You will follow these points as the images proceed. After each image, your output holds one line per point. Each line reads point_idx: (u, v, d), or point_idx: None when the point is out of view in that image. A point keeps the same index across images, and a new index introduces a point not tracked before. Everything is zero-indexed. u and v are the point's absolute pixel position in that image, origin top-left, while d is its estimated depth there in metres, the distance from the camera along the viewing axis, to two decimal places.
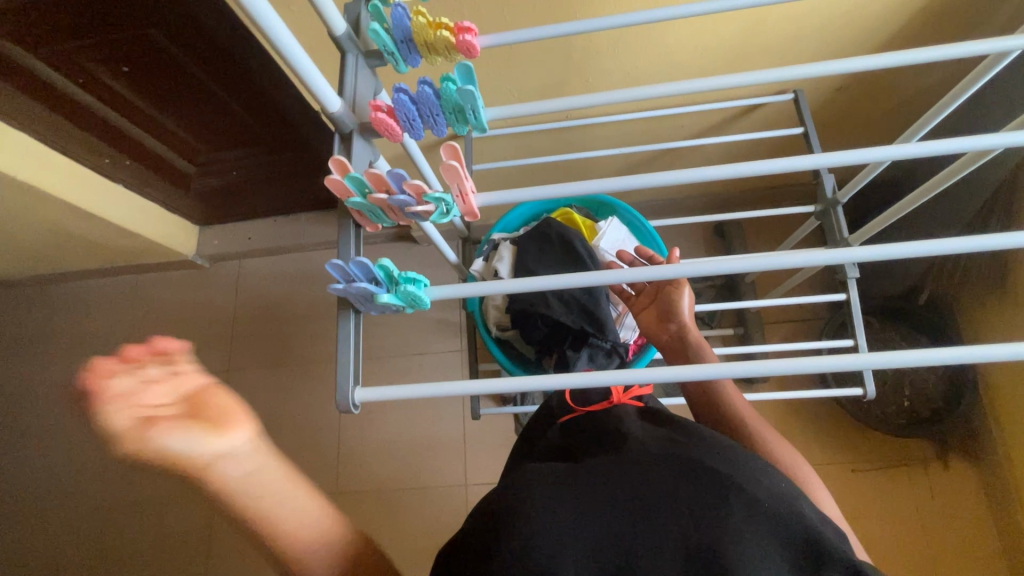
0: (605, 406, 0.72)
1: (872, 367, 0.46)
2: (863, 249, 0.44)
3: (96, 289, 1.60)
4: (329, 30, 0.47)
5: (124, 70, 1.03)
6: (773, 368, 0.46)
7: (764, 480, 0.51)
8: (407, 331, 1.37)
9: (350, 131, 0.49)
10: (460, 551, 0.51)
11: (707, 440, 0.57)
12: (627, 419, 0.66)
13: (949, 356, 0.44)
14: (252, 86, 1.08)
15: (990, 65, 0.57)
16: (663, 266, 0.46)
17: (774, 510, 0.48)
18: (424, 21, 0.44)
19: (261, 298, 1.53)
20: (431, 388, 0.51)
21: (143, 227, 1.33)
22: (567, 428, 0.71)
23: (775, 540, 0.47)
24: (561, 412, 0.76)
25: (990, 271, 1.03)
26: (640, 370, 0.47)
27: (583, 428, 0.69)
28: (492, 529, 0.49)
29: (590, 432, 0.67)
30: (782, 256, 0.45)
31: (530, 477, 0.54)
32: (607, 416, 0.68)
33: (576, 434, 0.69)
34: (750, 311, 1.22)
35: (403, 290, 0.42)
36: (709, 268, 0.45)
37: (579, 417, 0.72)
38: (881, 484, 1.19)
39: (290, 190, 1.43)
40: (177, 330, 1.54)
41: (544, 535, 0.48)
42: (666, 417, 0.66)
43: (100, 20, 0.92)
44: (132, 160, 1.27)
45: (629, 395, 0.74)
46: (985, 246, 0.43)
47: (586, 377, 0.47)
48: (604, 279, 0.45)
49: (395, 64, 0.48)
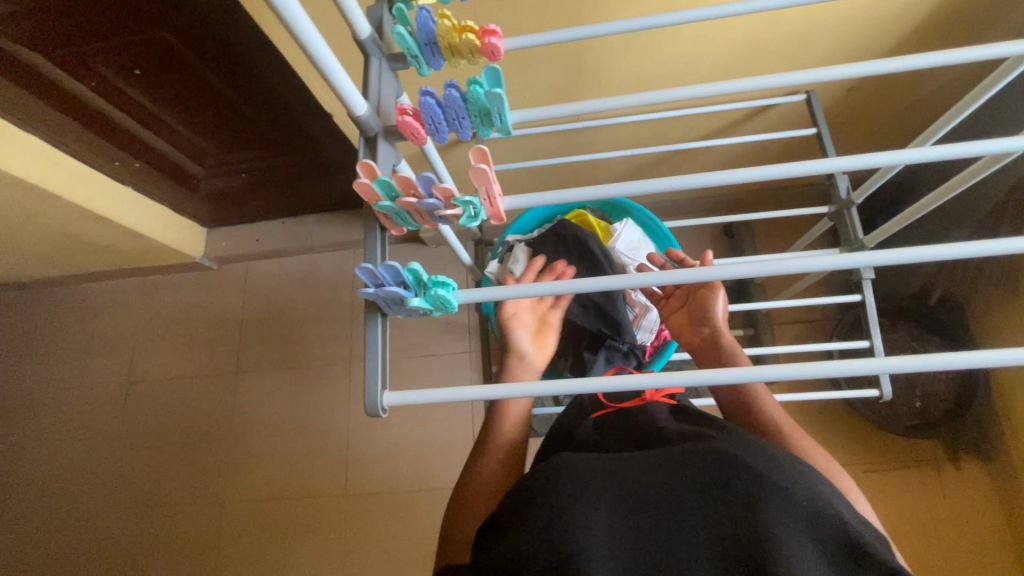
0: (639, 404, 0.73)
1: (893, 371, 0.45)
2: (885, 253, 0.44)
3: (103, 292, 1.60)
4: (353, 33, 0.47)
5: (134, 71, 1.03)
6: (796, 372, 0.46)
7: (800, 480, 0.50)
8: (415, 333, 1.37)
9: (375, 134, 0.49)
10: (497, 536, 0.52)
11: (740, 442, 0.57)
12: (660, 419, 0.67)
13: (970, 360, 0.43)
14: (261, 88, 1.08)
15: (1000, 74, 0.58)
16: (689, 270, 0.46)
17: (811, 512, 0.47)
18: (450, 24, 0.44)
19: (270, 300, 1.53)
20: (466, 392, 0.51)
21: (151, 229, 1.33)
22: (599, 423, 0.73)
23: (816, 538, 0.46)
24: (594, 407, 0.77)
25: (1003, 271, 1.03)
26: (663, 373, 0.47)
27: (617, 425, 0.70)
28: (529, 514, 0.51)
29: (625, 430, 0.68)
30: (803, 261, 0.45)
31: (567, 466, 0.55)
32: (639, 415, 0.69)
33: (612, 430, 0.70)
34: (760, 312, 1.22)
35: (432, 294, 0.42)
36: (734, 271, 0.45)
37: (611, 413, 0.74)
38: (892, 485, 1.19)
39: (298, 192, 1.43)
40: (184, 332, 1.54)
41: (578, 521, 0.48)
42: (700, 417, 0.67)
43: (111, 22, 0.92)
44: (141, 163, 1.27)
45: (660, 394, 0.75)
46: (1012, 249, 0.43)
47: (610, 381, 0.47)
48: (630, 282, 0.45)
49: (417, 67, 0.48)
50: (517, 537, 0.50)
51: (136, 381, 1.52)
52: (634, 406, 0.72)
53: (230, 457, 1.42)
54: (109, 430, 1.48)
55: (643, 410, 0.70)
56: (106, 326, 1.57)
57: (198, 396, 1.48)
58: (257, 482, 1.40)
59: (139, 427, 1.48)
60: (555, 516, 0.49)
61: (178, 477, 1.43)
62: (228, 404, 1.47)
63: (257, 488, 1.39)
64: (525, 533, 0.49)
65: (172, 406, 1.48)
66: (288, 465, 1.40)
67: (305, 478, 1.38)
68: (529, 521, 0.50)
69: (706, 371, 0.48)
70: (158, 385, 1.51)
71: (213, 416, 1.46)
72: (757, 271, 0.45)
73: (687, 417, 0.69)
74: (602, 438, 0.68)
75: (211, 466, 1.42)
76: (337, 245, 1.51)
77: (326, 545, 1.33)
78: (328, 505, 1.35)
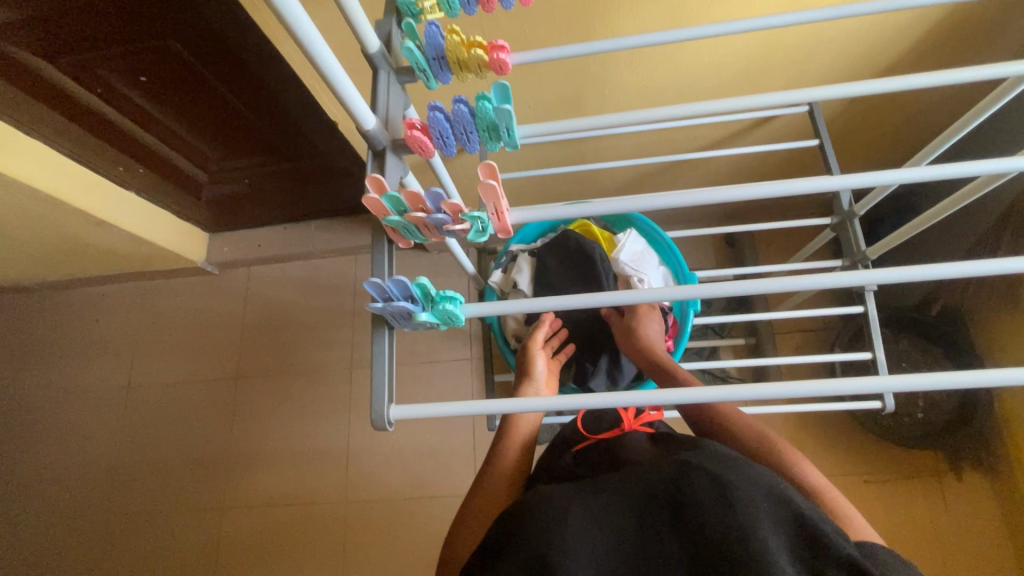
0: (616, 434, 0.75)
1: (896, 389, 0.45)
2: (884, 273, 0.44)
3: (103, 296, 1.60)
4: (362, 47, 0.47)
5: (141, 79, 1.03)
6: (792, 391, 0.46)
7: (755, 476, 0.52)
8: (416, 340, 1.37)
9: (383, 148, 0.49)
10: (478, 557, 0.53)
11: (704, 453, 0.59)
12: (632, 447, 0.68)
13: (964, 379, 0.44)
14: (267, 97, 1.08)
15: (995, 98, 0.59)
16: (678, 287, 0.46)
17: (771, 509, 0.49)
18: (459, 40, 0.45)
19: (270, 306, 1.53)
20: (462, 404, 0.51)
21: (154, 235, 1.34)
22: (579, 452, 0.74)
23: (777, 536, 0.47)
24: (573, 440, 0.79)
25: (1006, 283, 1.03)
26: (652, 391, 0.47)
27: (594, 453, 0.71)
28: (506, 534, 0.52)
29: (602, 459, 0.69)
30: (790, 279, 0.45)
31: (544, 490, 0.56)
32: (615, 442, 0.71)
33: (588, 459, 0.71)
34: (762, 321, 1.22)
35: (440, 309, 0.43)
36: (724, 289, 0.45)
37: (592, 443, 0.75)
38: (894, 496, 1.19)
39: (301, 197, 1.43)
40: (183, 337, 1.54)
41: (551, 535, 0.49)
42: (676, 438, 0.68)
43: (119, 34, 0.92)
44: (144, 168, 1.27)
45: (640, 421, 0.78)
46: (1009, 270, 0.43)
47: (595, 400, 0.47)
48: (611, 301, 0.45)
49: (425, 81, 0.49)
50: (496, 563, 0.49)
51: (134, 386, 1.51)
52: (609, 437, 0.74)
53: (228, 461, 1.42)
54: (107, 435, 1.48)
55: (621, 437, 0.72)
56: (107, 329, 1.57)
57: (199, 402, 1.48)
58: (256, 487, 1.39)
59: (140, 432, 1.47)
60: (529, 529, 0.51)
61: (177, 483, 1.42)
62: (228, 410, 1.46)
63: (256, 495, 1.39)
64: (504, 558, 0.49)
65: (170, 412, 1.48)
66: (287, 471, 1.40)
67: (304, 484, 1.38)
68: (506, 542, 0.51)
69: (697, 389, 0.47)
70: (158, 391, 1.50)
71: (212, 422, 1.46)
72: (733, 288, 0.45)
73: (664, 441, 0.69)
74: (582, 467, 0.69)
75: (209, 470, 1.42)
76: (339, 251, 1.51)
77: (324, 554, 1.32)
78: (326, 511, 1.35)
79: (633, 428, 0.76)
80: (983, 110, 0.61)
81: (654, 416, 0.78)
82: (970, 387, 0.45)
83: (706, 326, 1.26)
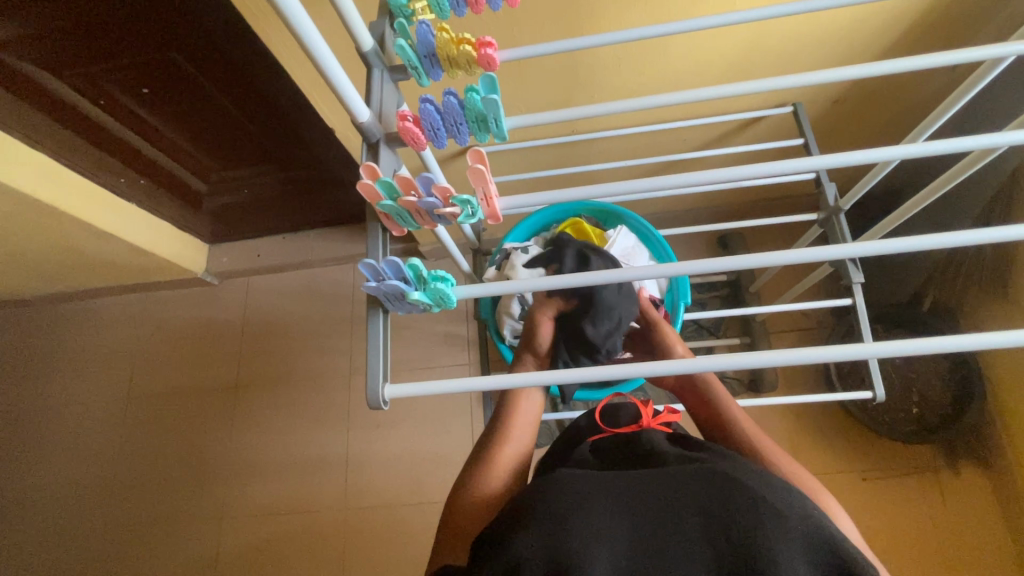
0: (634, 430, 0.73)
1: (890, 355, 0.47)
2: (877, 243, 0.47)
3: (101, 308, 1.61)
4: (357, 45, 0.50)
5: (142, 91, 1.05)
6: (798, 357, 0.47)
7: (794, 500, 0.51)
8: (415, 345, 1.38)
9: (377, 141, 0.52)
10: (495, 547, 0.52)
11: (739, 464, 0.57)
12: (658, 445, 0.67)
13: (961, 342, 0.46)
14: (267, 107, 1.11)
15: (987, 69, 0.61)
16: (704, 261, 0.47)
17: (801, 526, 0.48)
18: (448, 37, 0.47)
19: (268, 314, 1.54)
20: (461, 382, 0.52)
21: (153, 244, 1.36)
22: (595, 443, 0.73)
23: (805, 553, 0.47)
24: (590, 431, 0.78)
25: (993, 274, 1.05)
26: (668, 363, 0.49)
27: (613, 445, 0.71)
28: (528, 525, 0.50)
29: (619, 454, 0.69)
30: (779, 252, 0.47)
31: (570, 482, 0.54)
32: (636, 437, 0.71)
33: (607, 451, 0.70)
34: (755, 320, 1.24)
35: (432, 289, 0.44)
36: (741, 261, 0.47)
37: (608, 436, 0.74)
38: (892, 492, 1.19)
39: (299, 206, 1.46)
40: (181, 346, 1.55)
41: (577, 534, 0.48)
42: (699, 443, 0.68)
43: (120, 45, 0.94)
44: (147, 180, 1.30)
45: (658, 421, 0.77)
46: (979, 242, 0.46)
47: (608, 371, 0.48)
48: (631, 275, 0.47)
49: (417, 78, 0.51)
50: (512, 548, 0.49)
51: (131, 396, 1.52)
52: (628, 432, 0.73)
53: (226, 470, 1.42)
54: (105, 445, 1.48)
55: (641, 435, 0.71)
56: (106, 341, 1.58)
57: (197, 411, 1.48)
58: (254, 495, 1.39)
59: (140, 443, 1.47)
60: (554, 525, 0.49)
61: (177, 495, 1.42)
62: (228, 420, 1.47)
63: (255, 504, 1.38)
64: (524, 541, 0.49)
65: (168, 421, 1.48)
66: (285, 479, 1.40)
67: (302, 492, 1.38)
68: (529, 533, 0.49)
69: (704, 358, 0.49)
70: (158, 402, 1.51)
71: (210, 430, 1.46)
72: (730, 266, 0.47)
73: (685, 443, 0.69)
74: (598, 458, 0.68)
75: (207, 479, 1.42)
76: (338, 260, 1.53)
77: (324, 563, 1.31)
78: (324, 518, 1.35)
79: (652, 426, 0.74)
80: (972, 86, 0.64)
81: (671, 417, 0.78)
82: (966, 350, 0.46)
83: (701, 325, 1.28)
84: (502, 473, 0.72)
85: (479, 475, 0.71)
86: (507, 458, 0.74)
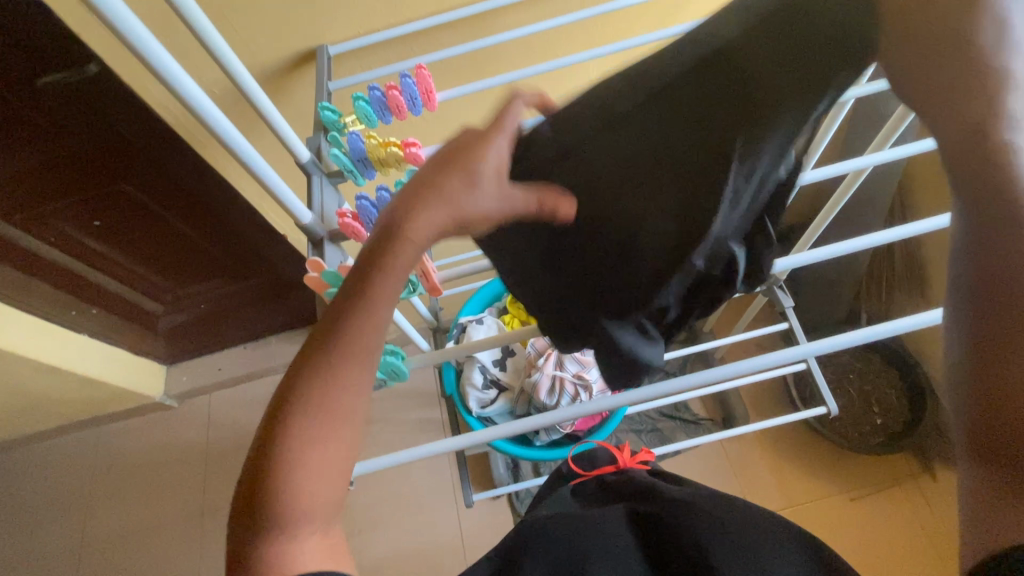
0: (614, 470, 0.78)
1: (817, 352, 0.55)
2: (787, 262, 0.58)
3: (49, 453, 1.51)
4: (295, 158, 0.56)
5: (94, 222, 1.08)
6: (745, 366, 0.55)
7: (762, 516, 0.56)
8: (391, 435, 1.36)
9: (321, 238, 0.56)
10: (504, 554, 0.59)
11: (719, 494, 0.62)
12: (641, 477, 0.72)
13: (870, 333, 0.54)
14: (219, 223, 1.16)
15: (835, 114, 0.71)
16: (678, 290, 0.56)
17: (778, 537, 0.54)
18: (376, 141, 0.55)
19: (235, 428, 1.50)
20: (416, 449, 0.56)
21: (108, 374, 1.32)
22: (577, 487, 0.76)
23: (784, 551, 0.52)
24: (570, 477, 0.82)
25: (910, 277, 1.17)
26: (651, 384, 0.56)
27: (592, 490, 0.74)
28: (526, 546, 0.58)
29: (597, 496, 0.72)
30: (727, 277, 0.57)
31: (569, 517, 0.62)
32: (619, 478, 0.74)
33: (591, 494, 0.73)
34: (714, 356, 1.30)
35: (385, 363, 0.54)
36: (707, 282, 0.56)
37: (586, 479, 0.77)
38: (881, 505, 1.20)
39: (258, 313, 1.47)
40: (140, 479, 1.46)
41: (572, 548, 0.56)
42: (680, 479, 0.72)
43: (74, 183, 0.98)
44: (98, 308, 1.28)
45: (636, 460, 0.79)
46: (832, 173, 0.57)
47: (547, 415, 0.52)
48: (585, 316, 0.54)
49: (354, 180, 0.58)
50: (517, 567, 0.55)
51: (85, 545, 1.39)
52: (608, 475, 0.76)
53: None
54: None
55: (621, 475, 0.75)
56: (59, 486, 1.47)
57: (162, 549, 1.37)
58: None
59: None
60: (554, 547, 0.57)
61: None
62: (197, 551, 1.36)
63: None
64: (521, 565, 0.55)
65: (127, 567, 1.36)
66: None
67: None
68: (525, 551, 0.57)
69: (659, 384, 0.56)
70: (119, 545, 1.38)
71: (176, 568, 1.35)
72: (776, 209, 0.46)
73: (665, 478, 0.74)
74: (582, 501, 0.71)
75: None
76: None
77: None
78: None
79: (631, 465, 0.78)
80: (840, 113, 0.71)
81: (646, 455, 0.80)
82: (886, 337, 0.55)
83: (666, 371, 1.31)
84: (341, 387, 0.44)
85: (309, 383, 0.44)
86: (354, 347, 0.44)
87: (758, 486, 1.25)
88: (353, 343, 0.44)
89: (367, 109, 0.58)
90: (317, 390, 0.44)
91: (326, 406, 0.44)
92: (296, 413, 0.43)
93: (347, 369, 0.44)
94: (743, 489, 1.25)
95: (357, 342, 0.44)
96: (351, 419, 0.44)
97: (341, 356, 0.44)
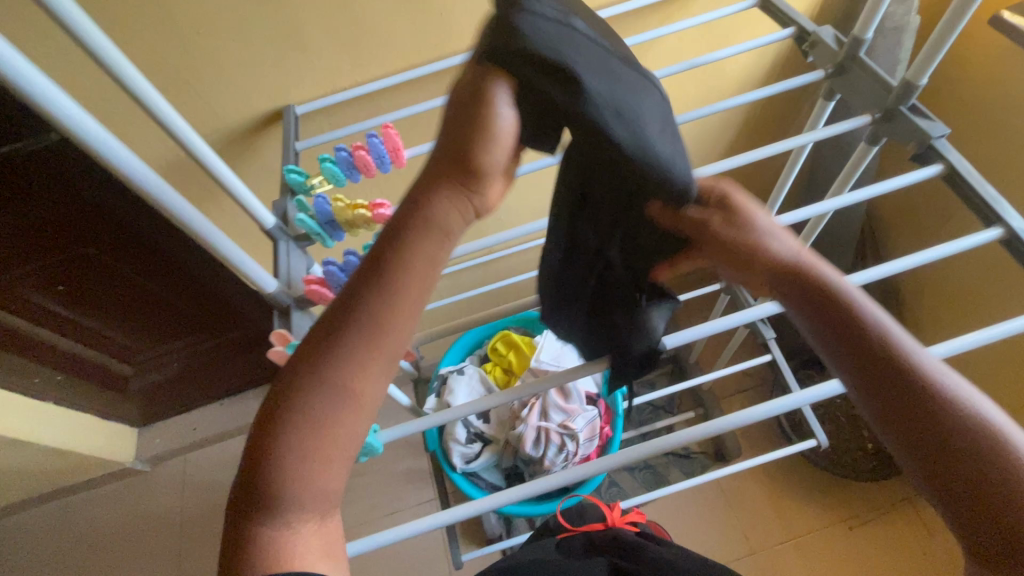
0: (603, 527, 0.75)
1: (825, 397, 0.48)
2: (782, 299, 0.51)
3: (9, 531, 1.41)
4: (259, 224, 0.55)
5: (57, 287, 1.04)
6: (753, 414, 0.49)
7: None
8: (377, 490, 1.31)
9: (287, 305, 0.54)
10: None
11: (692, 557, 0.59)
12: (625, 533, 0.70)
13: None
14: (190, 280, 1.13)
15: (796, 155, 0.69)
16: (687, 330, 0.50)
17: None
18: (343, 204, 0.53)
19: (212, 491, 1.43)
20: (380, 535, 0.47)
21: (75, 443, 1.25)
22: (562, 540, 0.72)
23: None
24: (556, 530, 0.78)
25: (886, 300, 1.19)
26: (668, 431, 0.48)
27: (576, 541, 0.71)
28: None
29: (579, 547, 0.69)
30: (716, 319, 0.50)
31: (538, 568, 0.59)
32: (606, 532, 0.71)
33: (574, 546, 0.70)
34: (702, 389, 1.29)
35: None
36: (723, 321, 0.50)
37: (574, 533, 0.74)
38: (880, 532, 1.18)
39: (234, 368, 1.42)
40: (109, 553, 1.37)
41: None
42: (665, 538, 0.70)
43: (36, 249, 0.95)
44: (63, 374, 1.22)
45: (624, 520, 0.78)
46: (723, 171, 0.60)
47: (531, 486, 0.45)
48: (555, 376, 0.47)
49: (323, 242, 0.56)
50: None
51: None
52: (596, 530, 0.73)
53: None
54: None
55: (608, 530, 0.72)
56: (19, 568, 1.36)
57: None
58: None
59: None
60: None
61: None
62: None
63: None
64: None
65: None
66: None
67: None
68: None
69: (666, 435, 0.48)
70: None
71: None
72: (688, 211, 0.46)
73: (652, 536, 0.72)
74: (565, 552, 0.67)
75: None
76: None
77: None
78: None
79: (619, 523, 0.76)
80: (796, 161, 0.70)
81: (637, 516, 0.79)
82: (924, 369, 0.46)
83: (656, 406, 1.30)
84: (365, 372, 0.41)
85: (332, 363, 0.40)
86: (382, 331, 0.41)
87: (755, 520, 1.22)
88: (371, 331, 0.40)
89: (335, 169, 0.58)
90: (336, 370, 0.40)
91: (340, 387, 0.40)
92: (310, 390, 0.40)
93: (369, 356, 0.41)
94: (741, 524, 1.22)
95: (381, 329, 0.41)
96: (368, 406, 0.41)
97: (366, 344, 0.40)
